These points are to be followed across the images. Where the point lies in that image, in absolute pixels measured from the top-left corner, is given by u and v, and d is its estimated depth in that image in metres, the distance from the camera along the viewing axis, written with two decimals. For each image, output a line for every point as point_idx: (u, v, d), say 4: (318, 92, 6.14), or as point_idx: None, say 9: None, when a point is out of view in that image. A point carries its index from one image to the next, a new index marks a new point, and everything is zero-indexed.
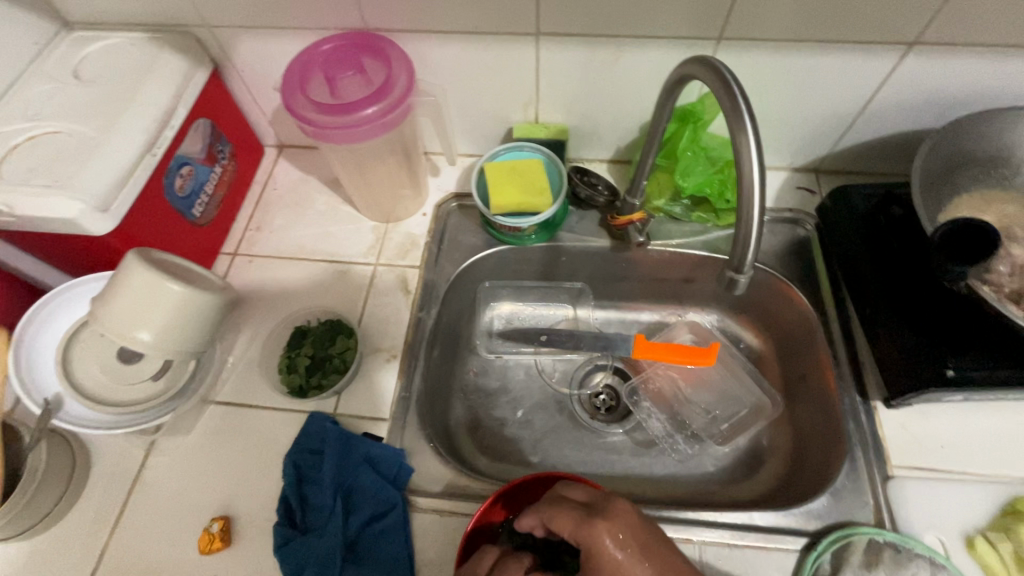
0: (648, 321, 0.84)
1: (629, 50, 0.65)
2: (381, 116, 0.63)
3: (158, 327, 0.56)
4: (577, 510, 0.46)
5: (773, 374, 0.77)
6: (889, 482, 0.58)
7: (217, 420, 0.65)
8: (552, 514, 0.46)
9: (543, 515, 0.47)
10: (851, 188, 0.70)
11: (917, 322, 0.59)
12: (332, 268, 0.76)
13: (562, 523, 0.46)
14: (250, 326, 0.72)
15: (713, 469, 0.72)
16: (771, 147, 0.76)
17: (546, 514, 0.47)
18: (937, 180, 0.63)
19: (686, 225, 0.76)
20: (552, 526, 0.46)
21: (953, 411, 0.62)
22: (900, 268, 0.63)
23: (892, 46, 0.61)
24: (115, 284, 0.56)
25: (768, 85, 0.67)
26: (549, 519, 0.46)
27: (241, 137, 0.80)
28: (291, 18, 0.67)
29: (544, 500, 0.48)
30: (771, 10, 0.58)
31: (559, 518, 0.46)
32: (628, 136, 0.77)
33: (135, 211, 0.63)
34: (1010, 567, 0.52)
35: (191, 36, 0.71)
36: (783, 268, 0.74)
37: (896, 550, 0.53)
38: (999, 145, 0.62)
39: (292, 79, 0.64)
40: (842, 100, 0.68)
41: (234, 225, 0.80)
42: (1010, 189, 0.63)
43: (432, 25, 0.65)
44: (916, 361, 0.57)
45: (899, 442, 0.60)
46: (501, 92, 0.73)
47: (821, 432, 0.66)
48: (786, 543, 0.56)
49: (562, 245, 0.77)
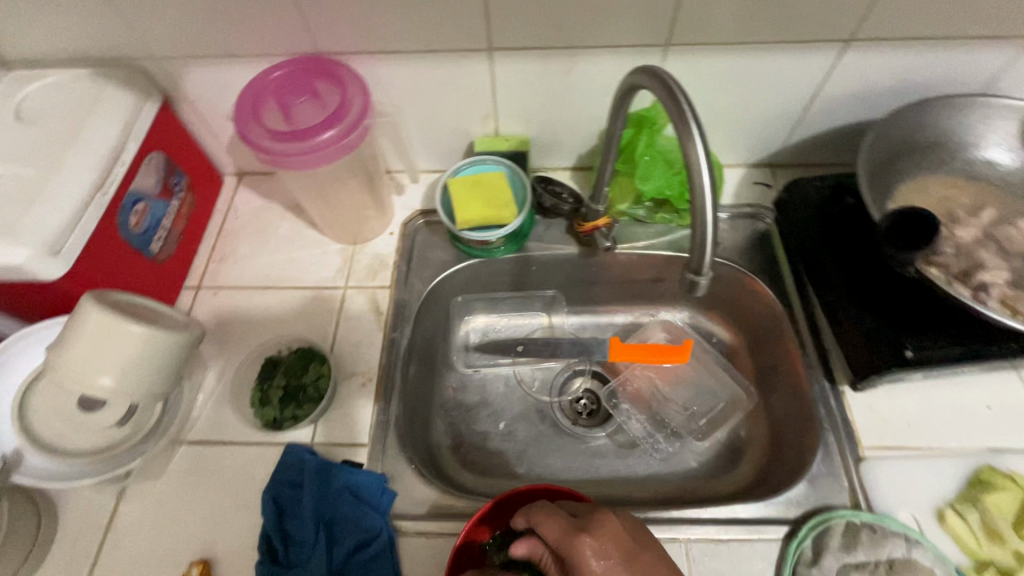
0: (622, 323, 0.85)
1: (581, 60, 0.66)
2: (339, 140, 0.62)
3: (119, 371, 0.54)
4: (566, 521, 0.46)
5: (746, 366, 0.79)
6: (862, 463, 0.60)
7: (189, 460, 0.63)
8: (540, 517, 0.47)
9: (532, 517, 0.47)
10: (804, 181, 0.72)
11: (874, 307, 0.61)
12: (300, 295, 0.75)
13: (548, 529, 0.46)
14: (218, 361, 0.70)
15: (695, 465, 0.73)
16: (727, 146, 0.78)
17: (534, 516, 0.47)
18: (883, 168, 0.65)
19: (650, 227, 0.78)
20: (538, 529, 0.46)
21: (916, 388, 0.64)
22: (855, 255, 0.65)
23: (831, 44, 0.63)
24: (69, 331, 0.54)
25: (718, 87, 0.69)
26: (535, 521, 0.47)
27: (198, 167, 0.79)
28: (240, 45, 0.66)
29: (535, 504, 0.48)
30: (713, 16, 0.60)
31: (546, 522, 0.46)
32: (587, 143, 0.78)
33: (88, 253, 0.61)
34: (980, 537, 0.54)
35: (137, 68, 0.69)
36: (747, 262, 0.76)
37: (872, 530, 0.55)
38: (936, 132, 0.65)
39: (245, 108, 0.63)
40: (789, 97, 0.70)
41: (196, 257, 0.78)
42: (950, 173, 0.66)
43: (384, 46, 0.65)
44: (875, 344, 0.59)
45: (868, 424, 0.63)
46: (459, 108, 0.73)
47: (794, 419, 0.68)
48: (769, 533, 0.57)
49: (531, 255, 0.78)
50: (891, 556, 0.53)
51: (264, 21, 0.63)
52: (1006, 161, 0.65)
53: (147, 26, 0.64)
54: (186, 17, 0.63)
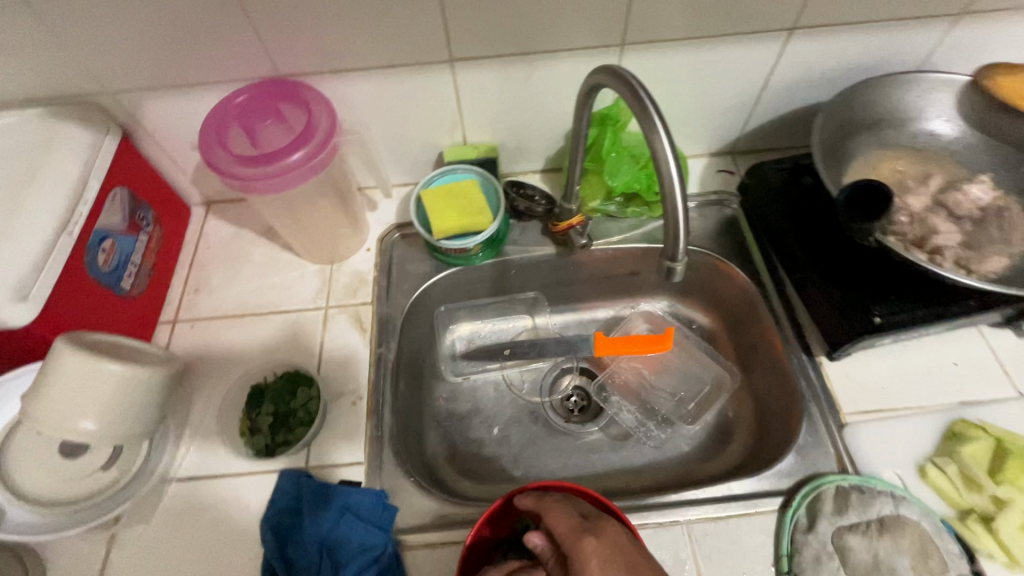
0: (604, 318, 0.86)
1: (541, 65, 0.68)
2: (308, 160, 0.62)
3: (101, 413, 0.52)
4: (576, 522, 0.47)
5: (726, 347, 0.81)
6: (845, 429, 0.62)
7: (181, 498, 0.62)
8: (553, 509, 0.49)
9: (545, 505, 0.50)
10: (764, 164, 0.75)
11: (841, 279, 0.64)
12: (281, 319, 0.74)
13: (557, 521, 0.48)
14: (202, 394, 0.68)
15: (687, 448, 0.75)
16: (688, 137, 0.81)
17: (547, 505, 0.50)
18: (836, 147, 0.68)
19: (623, 221, 0.80)
20: (547, 519, 0.49)
21: (887, 353, 0.67)
22: (819, 231, 0.68)
23: (777, 33, 0.66)
24: (42, 379, 0.52)
25: (675, 82, 0.72)
26: (546, 512, 0.50)
27: (163, 200, 0.77)
28: (199, 74, 0.66)
29: (551, 498, 0.51)
30: (664, 14, 0.63)
31: (557, 515, 0.48)
32: (554, 145, 0.80)
33: (59, 296, 0.59)
34: (961, 487, 0.57)
35: (92, 104, 0.68)
36: (718, 247, 0.78)
37: (861, 491, 0.57)
38: (880, 110, 0.69)
39: (209, 134, 0.62)
40: (742, 86, 0.73)
41: (170, 291, 0.77)
42: (897, 146, 0.70)
43: (346, 65, 0.66)
44: (846, 313, 0.61)
45: (847, 391, 0.65)
46: (425, 120, 0.74)
47: (777, 394, 0.70)
48: (765, 506, 0.59)
49: (509, 259, 0.79)
50: (881, 514, 0.56)
51: (222, 47, 0.63)
52: (947, 132, 0.69)
53: (101, 60, 0.63)
54: (141, 49, 0.62)
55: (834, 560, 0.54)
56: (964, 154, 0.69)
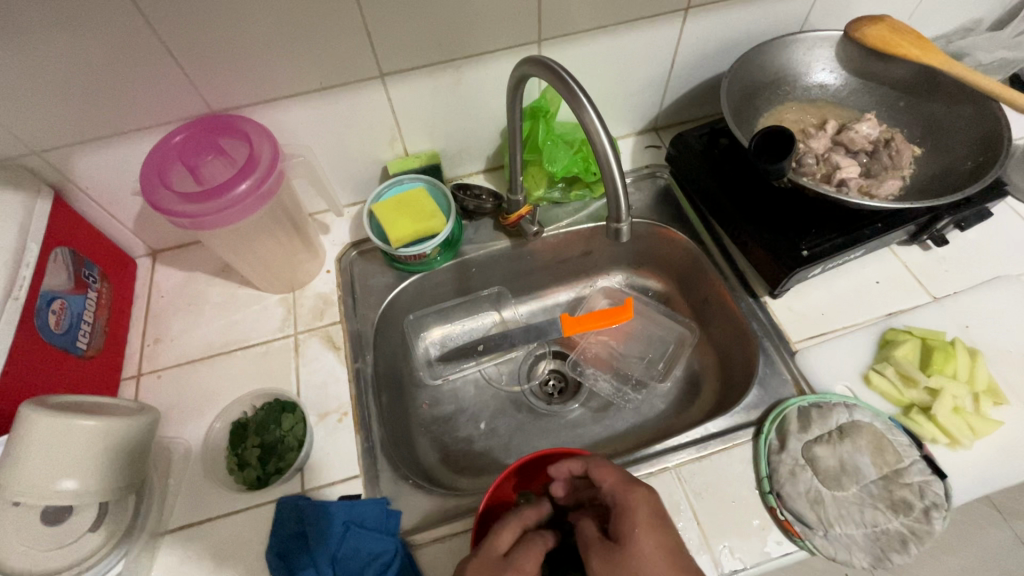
0: (566, 300, 0.91)
1: (468, 68, 0.72)
2: (256, 189, 0.63)
3: (83, 469, 0.51)
4: (622, 474, 0.52)
5: (682, 307, 0.87)
6: (796, 357, 0.69)
7: (178, 547, 0.61)
8: (600, 464, 0.52)
9: (591, 462, 0.53)
10: (685, 133, 0.82)
11: (768, 223, 0.70)
12: (251, 354, 0.74)
13: (604, 473, 0.52)
14: (182, 441, 0.67)
15: (663, 405, 0.80)
16: (613, 120, 0.87)
17: (593, 462, 0.53)
18: (744, 108, 0.76)
19: (568, 206, 0.84)
20: (593, 473, 0.52)
21: (819, 283, 0.74)
22: (743, 184, 0.75)
23: (675, 14, 0.73)
24: (12, 448, 0.50)
25: (593, 69, 0.78)
26: (593, 468, 0.53)
27: (107, 255, 0.76)
28: (130, 121, 0.65)
29: (595, 457, 0.54)
30: (573, 7, 0.68)
31: (605, 468, 0.52)
32: (492, 144, 0.84)
33: (14, 364, 0.57)
34: (900, 385, 0.64)
35: (19, 167, 0.66)
36: (657, 216, 0.84)
37: (819, 407, 0.63)
38: (774, 70, 0.77)
39: (150, 176, 0.62)
40: (653, 65, 0.80)
41: (128, 347, 0.74)
42: (795, 100, 0.78)
43: (279, 92, 0.67)
44: (777, 253, 0.68)
45: (792, 322, 0.72)
46: (365, 137, 0.76)
47: (733, 339, 0.77)
48: (740, 438, 0.64)
49: (467, 257, 0.82)
50: (839, 423, 0.62)
51: (152, 92, 0.63)
52: (832, 81, 0.78)
53: (20, 120, 0.61)
54: (65, 103, 0.61)
55: (807, 470, 0.59)
56: (850, 99, 0.78)
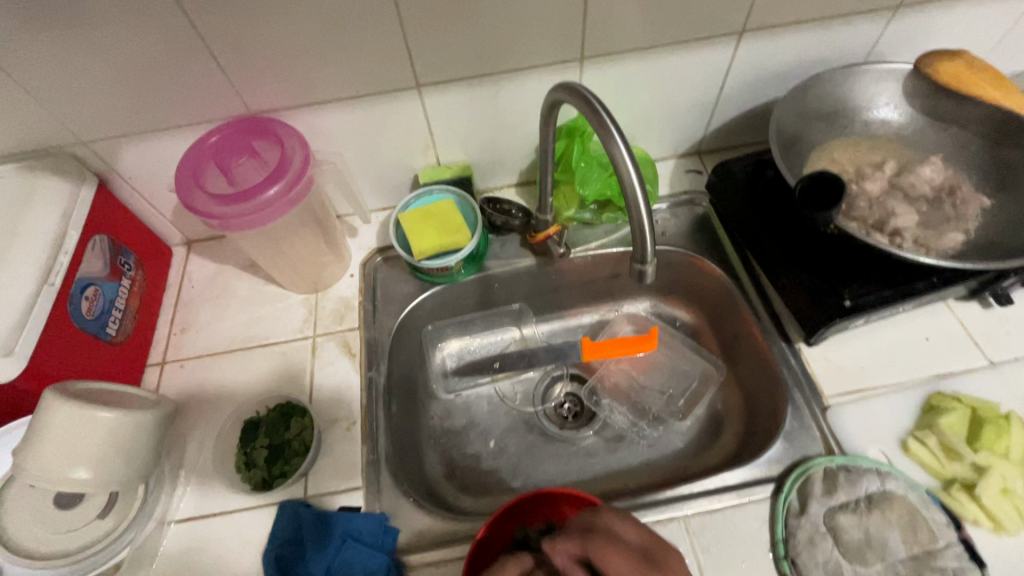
0: (590, 322, 0.88)
1: (506, 84, 0.70)
2: (285, 194, 0.63)
3: (94, 461, 0.52)
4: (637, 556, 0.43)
5: (711, 341, 0.83)
6: (828, 412, 0.64)
7: (182, 538, 0.62)
8: (605, 550, 0.42)
9: (591, 548, 0.42)
10: (729, 162, 0.78)
11: (810, 266, 0.66)
12: (269, 352, 0.75)
13: (617, 564, 0.42)
14: (198, 432, 0.69)
15: (682, 444, 0.76)
16: (655, 141, 0.83)
17: (595, 546, 0.43)
18: (795, 141, 0.71)
19: (599, 228, 0.82)
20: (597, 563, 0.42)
21: (862, 334, 0.69)
22: (786, 222, 0.70)
23: (728, 37, 0.69)
24: (32, 431, 0.52)
25: (636, 90, 0.74)
26: (597, 553, 0.42)
27: (144, 243, 0.78)
28: (173, 117, 0.67)
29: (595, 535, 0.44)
30: (619, 26, 0.65)
31: (613, 557, 0.42)
32: (525, 159, 0.82)
33: (46, 348, 0.60)
34: (942, 458, 0.59)
35: (68, 155, 0.68)
36: (692, 245, 0.80)
37: (847, 471, 0.59)
38: (832, 102, 0.72)
39: (185, 177, 0.63)
40: (701, 89, 0.76)
41: (156, 333, 0.77)
42: (852, 135, 0.73)
43: (316, 98, 0.68)
44: (817, 299, 0.64)
45: (826, 374, 0.67)
46: (399, 145, 0.76)
47: (762, 383, 0.72)
48: (758, 494, 0.60)
49: (491, 273, 0.80)
50: (868, 491, 0.57)
51: (194, 91, 0.64)
52: (895, 118, 0.73)
53: (71, 111, 0.63)
54: (113, 98, 0.63)
55: (828, 539, 0.56)
56: (914, 137, 0.72)
